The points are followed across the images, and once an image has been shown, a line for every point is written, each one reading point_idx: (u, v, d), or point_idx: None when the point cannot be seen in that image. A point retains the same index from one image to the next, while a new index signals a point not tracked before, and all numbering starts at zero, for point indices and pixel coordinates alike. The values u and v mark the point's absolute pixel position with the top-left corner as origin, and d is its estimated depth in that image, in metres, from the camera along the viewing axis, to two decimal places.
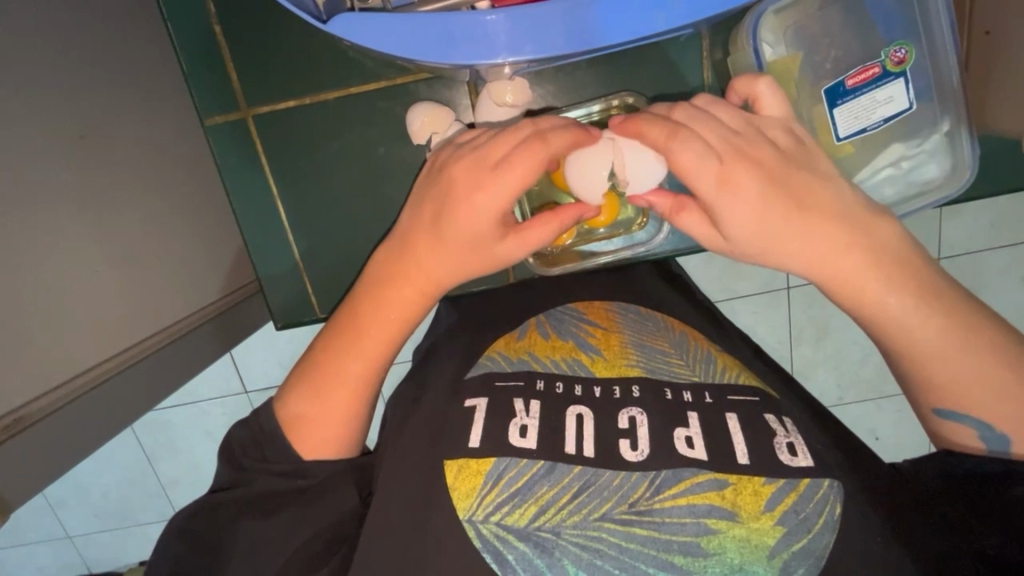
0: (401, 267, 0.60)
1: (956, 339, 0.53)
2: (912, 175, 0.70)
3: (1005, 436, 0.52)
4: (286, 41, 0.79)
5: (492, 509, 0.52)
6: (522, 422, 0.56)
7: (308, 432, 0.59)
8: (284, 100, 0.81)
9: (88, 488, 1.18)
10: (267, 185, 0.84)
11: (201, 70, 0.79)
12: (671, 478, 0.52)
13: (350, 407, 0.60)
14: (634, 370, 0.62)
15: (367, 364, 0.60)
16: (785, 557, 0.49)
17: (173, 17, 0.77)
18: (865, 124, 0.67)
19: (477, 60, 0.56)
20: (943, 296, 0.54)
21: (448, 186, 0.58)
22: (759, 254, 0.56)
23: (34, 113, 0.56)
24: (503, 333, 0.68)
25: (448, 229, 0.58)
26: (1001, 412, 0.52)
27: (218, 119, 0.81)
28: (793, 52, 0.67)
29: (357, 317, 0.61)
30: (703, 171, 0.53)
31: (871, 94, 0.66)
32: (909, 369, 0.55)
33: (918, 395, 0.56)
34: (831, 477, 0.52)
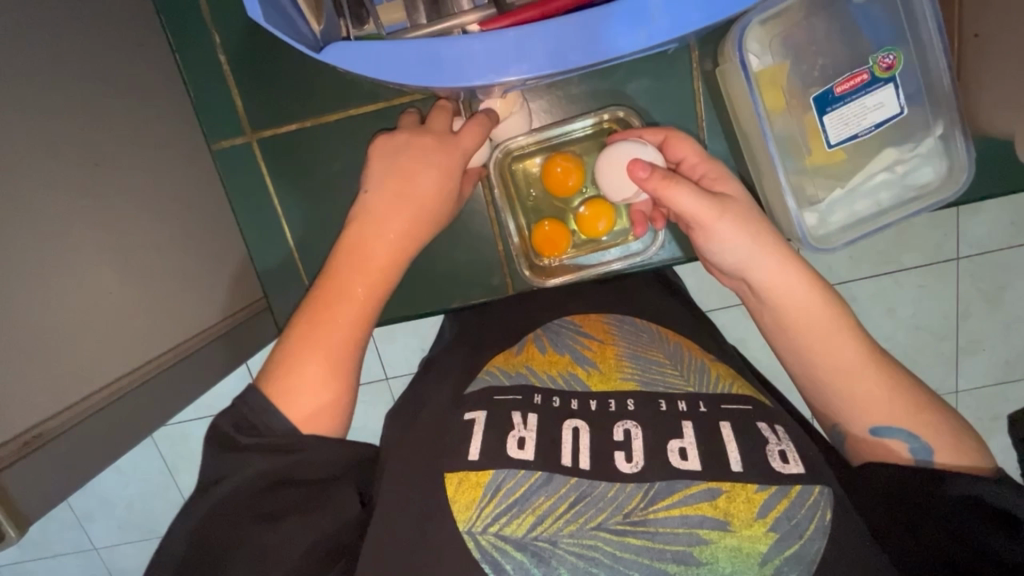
0: (387, 236, 0.66)
1: (880, 367, 0.58)
2: (908, 178, 0.69)
3: (929, 447, 0.55)
4: (292, 68, 0.83)
5: (490, 520, 0.53)
6: (519, 435, 0.58)
7: (303, 393, 0.60)
8: (287, 123, 0.85)
9: (114, 501, 1.22)
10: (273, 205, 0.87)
11: (211, 99, 0.84)
12: (665, 489, 0.53)
13: (337, 366, 0.62)
14: (629, 383, 0.63)
15: (365, 311, 0.65)
16: (778, 563, 0.50)
17: (182, 49, 0.82)
18: (856, 130, 0.67)
19: (465, 82, 0.58)
20: (883, 355, 0.60)
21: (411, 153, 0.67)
22: (750, 227, 0.60)
23: (53, 147, 0.59)
24: (501, 348, 0.70)
25: (411, 199, 0.66)
26: (925, 422, 0.56)
27: (225, 144, 0.85)
28: (780, 62, 0.68)
29: (343, 285, 0.65)
30: (688, 154, 0.68)
31: (862, 100, 0.66)
32: (864, 377, 0.58)
33: (852, 417, 0.59)
34: (822, 483, 0.53)
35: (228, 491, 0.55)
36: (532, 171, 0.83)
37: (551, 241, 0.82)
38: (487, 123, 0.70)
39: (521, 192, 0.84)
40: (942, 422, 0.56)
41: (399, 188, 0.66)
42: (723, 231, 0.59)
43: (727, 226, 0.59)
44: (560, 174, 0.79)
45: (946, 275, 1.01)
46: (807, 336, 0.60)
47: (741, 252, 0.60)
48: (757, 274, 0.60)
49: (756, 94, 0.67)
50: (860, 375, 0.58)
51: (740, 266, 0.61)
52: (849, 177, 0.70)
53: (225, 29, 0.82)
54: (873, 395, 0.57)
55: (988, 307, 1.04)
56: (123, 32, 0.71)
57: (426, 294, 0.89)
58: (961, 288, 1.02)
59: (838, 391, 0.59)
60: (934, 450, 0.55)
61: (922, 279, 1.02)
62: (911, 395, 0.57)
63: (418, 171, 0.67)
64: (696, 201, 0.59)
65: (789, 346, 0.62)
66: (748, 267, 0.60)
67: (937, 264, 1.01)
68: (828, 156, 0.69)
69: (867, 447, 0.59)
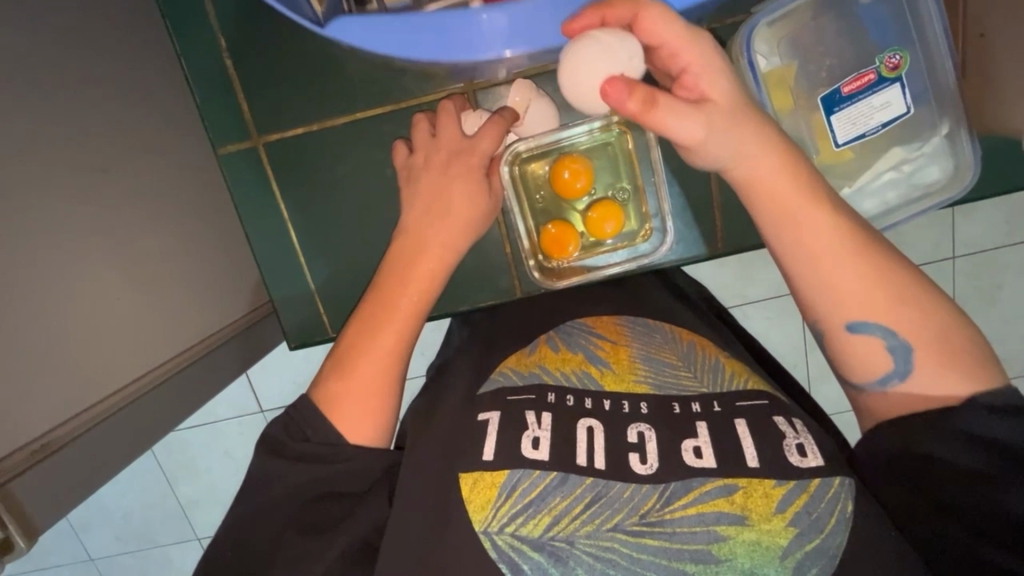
0: (426, 248, 0.66)
1: (856, 251, 0.54)
2: (914, 177, 0.70)
3: (907, 345, 0.53)
4: (296, 70, 0.83)
5: (506, 520, 0.52)
6: (534, 435, 0.57)
7: (350, 398, 0.60)
8: (293, 127, 0.84)
9: (112, 511, 1.21)
10: (277, 209, 0.86)
11: (214, 103, 0.82)
12: (681, 488, 0.53)
13: (380, 382, 0.61)
14: (642, 386, 0.62)
15: (411, 318, 0.64)
16: (798, 557, 0.49)
17: (186, 51, 0.81)
18: (863, 130, 0.68)
19: (473, 57, 0.68)
20: (866, 240, 0.55)
21: (435, 167, 0.68)
22: (743, 145, 0.53)
23: (60, 151, 0.59)
24: (514, 350, 0.69)
25: (443, 209, 0.67)
26: (903, 315, 0.53)
27: (231, 148, 0.84)
28: (787, 63, 0.69)
29: (386, 294, 0.64)
30: (668, 36, 0.54)
31: (868, 100, 0.67)
32: (836, 269, 0.54)
33: (828, 314, 0.55)
34: (841, 474, 0.53)
35: (275, 497, 0.56)
36: (540, 174, 0.83)
37: (557, 244, 0.82)
38: (502, 124, 0.70)
39: (530, 195, 0.84)
40: (923, 309, 0.53)
41: (432, 201, 0.67)
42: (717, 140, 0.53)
43: (708, 144, 0.52)
44: (568, 178, 0.80)
45: (945, 274, 1.02)
46: (781, 232, 0.55)
47: (731, 151, 0.53)
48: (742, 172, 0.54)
49: (765, 95, 0.68)
50: (839, 263, 0.54)
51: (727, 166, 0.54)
52: (857, 176, 0.70)
53: (229, 32, 0.81)
54: (850, 289, 0.54)
55: (986, 304, 1.04)
56: (129, 38, 0.71)
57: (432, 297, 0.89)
58: (960, 287, 1.03)
59: (813, 280, 0.55)
60: (911, 344, 0.53)
61: None
62: (896, 288, 0.54)
63: (449, 187, 0.67)
64: (684, 125, 0.51)
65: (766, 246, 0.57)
66: (735, 163, 0.54)
67: (936, 262, 1.01)
68: (836, 155, 0.70)
69: (845, 349, 0.55)
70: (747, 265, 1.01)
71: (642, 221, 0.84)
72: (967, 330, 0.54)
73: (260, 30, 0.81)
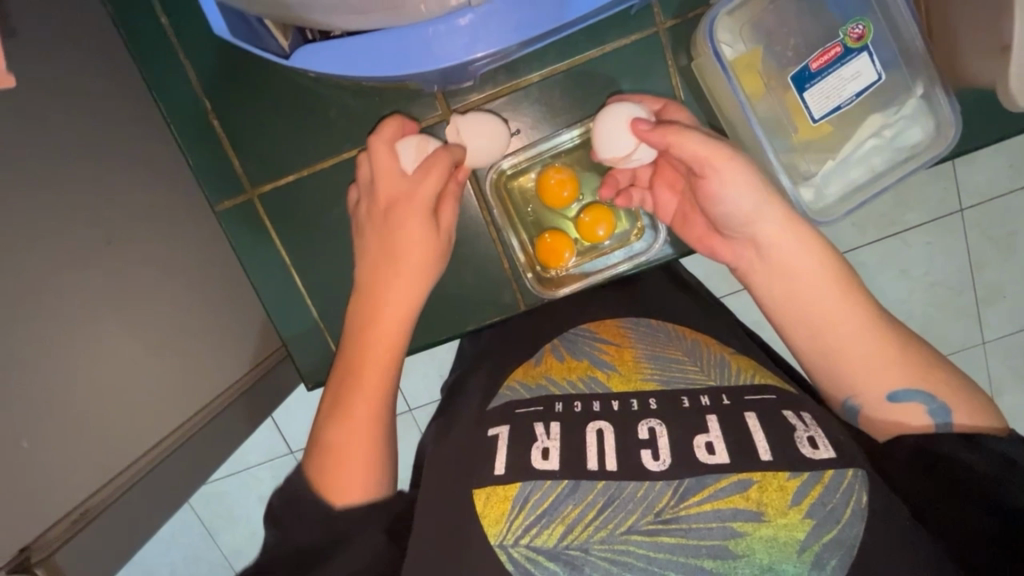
0: (380, 295, 0.70)
1: (881, 327, 0.60)
2: (898, 139, 0.69)
3: (946, 406, 0.56)
4: (281, 120, 0.86)
5: (520, 532, 0.53)
6: (543, 445, 0.58)
7: (336, 454, 0.62)
8: (285, 175, 0.87)
9: (159, 569, 1.24)
10: (280, 255, 0.89)
11: (207, 163, 0.86)
12: (695, 485, 0.53)
13: (365, 429, 0.63)
14: (650, 383, 0.63)
15: (381, 367, 0.67)
16: (817, 550, 0.49)
17: (175, 119, 0.85)
18: (838, 102, 0.67)
19: (439, 62, 0.67)
20: (888, 321, 0.61)
21: (382, 212, 0.72)
22: (756, 185, 0.60)
23: (69, 223, 0.61)
24: (521, 363, 0.70)
25: (394, 249, 0.70)
26: (937, 383, 0.57)
27: (228, 205, 0.87)
28: (753, 48, 0.70)
29: (351, 350, 0.68)
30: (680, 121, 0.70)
31: (839, 73, 0.66)
32: (867, 338, 0.60)
33: (867, 382, 0.59)
34: (854, 466, 0.52)
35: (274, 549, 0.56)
36: (529, 186, 0.85)
37: (553, 251, 0.84)
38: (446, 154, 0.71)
39: (520, 209, 0.86)
40: (957, 384, 0.58)
41: (385, 243, 0.71)
42: (734, 178, 0.59)
43: (730, 183, 0.59)
44: (555, 186, 0.82)
45: (953, 227, 1.00)
46: (808, 299, 0.61)
47: (746, 202, 0.60)
48: (766, 225, 0.61)
49: (736, 82, 0.68)
50: (864, 331, 0.60)
51: (747, 220, 0.61)
52: (839, 147, 0.70)
53: (213, 95, 0.85)
54: (880, 355, 0.59)
55: (1002, 250, 1.02)
56: (120, 109, 0.74)
57: (436, 322, 0.90)
58: (971, 239, 1.00)
59: (847, 338, 0.60)
60: (951, 408, 0.56)
61: (930, 236, 1.00)
62: (919, 360, 0.59)
63: (398, 226, 0.70)
64: (706, 147, 0.59)
65: (791, 314, 0.63)
66: (753, 215, 0.60)
67: (942, 218, 0.99)
68: (815, 130, 0.70)
69: (885, 415, 0.59)
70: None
71: (633, 219, 0.85)
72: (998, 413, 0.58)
73: (245, 88, 0.85)
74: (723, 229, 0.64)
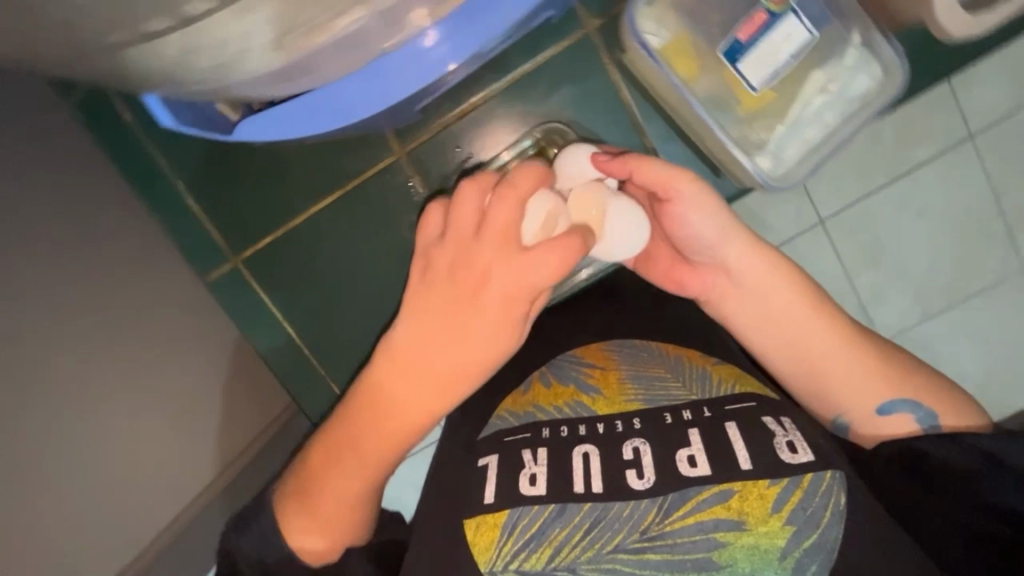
0: (424, 396, 0.56)
1: (853, 343, 0.62)
2: (846, 91, 0.75)
3: (933, 412, 0.60)
4: (254, 180, 0.85)
5: (509, 558, 0.55)
6: (530, 471, 0.59)
7: (311, 517, 0.59)
8: (264, 237, 0.86)
9: None
10: (272, 312, 0.88)
11: (186, 231, 0.84)
12: (678, 500, 0.53)
13: (350, 497, 0.59)
14: (634, 404, 0.62)
15: (387, 454, 0.58)
16: (797, 556, 0.50)
17: (151, 200, 0.83)
18: (774, 66, 0.73)
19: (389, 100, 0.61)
20: (856, 334, 0.63)
21: (461, 289, 0.54)
22: (715, 207, 0.61)
23: (56, 262, 0.59)
24: (508, 389, 0.69)
25: (466, 342, 0.55)
26: (921, 391, 0.61)
27: (215, 275, 0.85)
28: (678, 32, 0.76)
29: (359, 437, 0.58)
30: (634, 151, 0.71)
31: (769, 39, 0.71)
32: (842, 355, 0.62)
33: (857, 403, 0.62)
34: (832, 467, 0.53)
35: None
36: None
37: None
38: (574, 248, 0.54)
39: None
40: (929, 385, 0.62)
41: (448, 332, 0.55)
42: (693, 201, 0.61)
43: (694, 211, 0.61)
44: None
45: (964, 157, 0.96)
46: (783, 325, 0.63)
47: (708, 227, 0.62)
48: (733, 253, 0.62)
49: (666, 69, 0.73)
50: (839, 351, 0.62)
51: (714, 244, 0.62)
52: (787, 110, 0.76)
53: (187, 172, 0.84)
54: (858, 370, 0.62)
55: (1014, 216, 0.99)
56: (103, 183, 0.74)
57: None
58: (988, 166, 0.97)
59: (827, 359, 0.62)
60: (937, 413, 0.60)
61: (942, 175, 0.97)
62: (891, 368, 0.62)
63: (472, 317, 0.54)
64: (664, 168, 0.60)
65: (762, 338, 0.64)
66: (719, 238, 0.62)
67: (953, 147, 0.96)
68: (756, 99, 0.76)
69: (878, 428, 0.62)
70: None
71: None
72: (978, 409, 0.62)
73: (221, 156, 0.84)
74: (690, 254, 0.64)
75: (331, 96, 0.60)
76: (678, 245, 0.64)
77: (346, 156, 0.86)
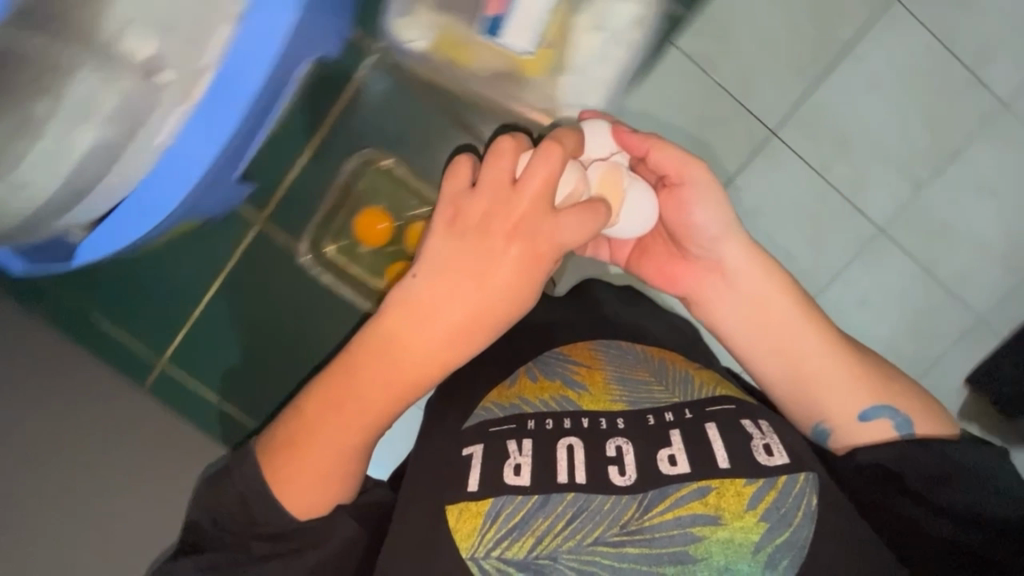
0: (437, 346, 0.55)
1: (835, 349, 0.66)
2: (614, 24, 0.86)
3: (909, 420, 0.63)
4: (106, 309, 0.97)
5: (491, 545, 0.56)
6: (515, 462, 0.60)
7: (304, 468, 0.58)
8: (173, 338, 0.98)
9: None
10: (206, 393, 1.00)
11: (108, 353, 0.97)
12: (657, 495, 0.55)
13: (343, 450, 0.58)
14: (618, 404, 0.64)
15: (391, 405, 0.57)
16: (769, 551, 0.53)
17: (72, 332, 0.95)
18: (535, 27, 0.80)
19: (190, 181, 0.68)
20: (836, 341, 0.67)
21: (486, 241, 0.55)
22: (718, 202, 0.66)
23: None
24: (494, 383, 0.69)
25: (482, 295, 0.55)
26: (899, 397, 0.64)
27: (155, 377, 0.99)
28: (447, 24, 0.82)
29: (364, 385, 0.57)
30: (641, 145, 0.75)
31: (520, 7, 0.78)
32: (823, 359, 0.66)
33: (838, 408, 0.65)
34: (805, 470, 0.56)
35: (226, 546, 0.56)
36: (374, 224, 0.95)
37: (365, 220, 0.95)
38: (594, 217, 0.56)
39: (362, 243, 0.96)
40: (908, 392, 0.65)
41: (470, 283, 0.55)
42: (698, 193, 0.65)
43: (698, 203, 0.65)
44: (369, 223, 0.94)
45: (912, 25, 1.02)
46: (774, 327, 0.67)
47: (711, 220, 0.66)
48: (728, 251, 0.67)
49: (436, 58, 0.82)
50: (820, 356, 0.66)
51: (716, 237, 0.66)
52: (574, 57, 0.86)
53: (71, 294, 0.96)
54: (837, 375, 0.66)
55: (940, 156, 1.06)
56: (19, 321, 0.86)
57: None
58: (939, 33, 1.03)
59: (811, 360, 0.66)
60: (913, 421, 0.63)
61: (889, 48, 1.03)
62: (869, 376, 0.66)
63: (496, 270, 0.55)
64: (673, 159, 0.65)
65: (751, 338, 0.68)
66: (719, 229, 0.66)
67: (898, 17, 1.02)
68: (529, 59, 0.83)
69: (859, 433, 0.64)
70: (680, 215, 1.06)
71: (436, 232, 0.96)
72: (951, 421, 0.65)
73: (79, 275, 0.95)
74: (691, 249, 0.68)
75: (130, 203, 0.69)
76: (680, 239, 0.68)
77: (205, 246, 0.97)
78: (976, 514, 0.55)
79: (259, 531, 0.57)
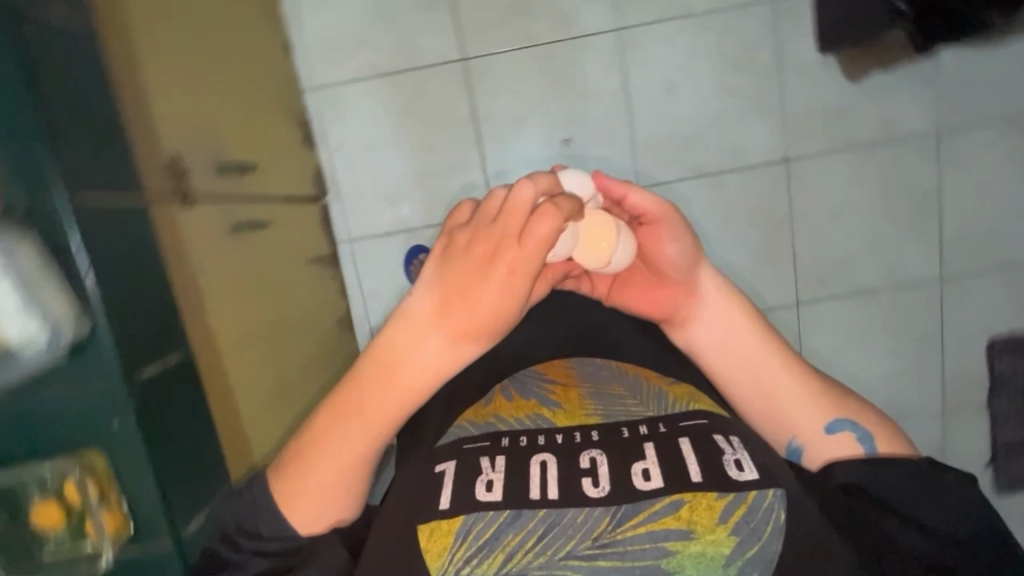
0: (429, 361, 0.55)
1: (797, 369, 0.68)
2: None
3: (870, 434, 0.64)
4: None
5: (461, 563, 0.54)
6: (487, 478, 0.59)
7: (309, 485, 0.58)
8: None
9: None
10: None
11: None
12: (631, 510, 0.55)
13: (343, 467, 0.58)
14: (593, 418, 0.64)
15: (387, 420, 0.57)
16: (740, 565, 0.52)
17: None
18: None
19: None
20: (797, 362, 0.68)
21: (467, 262, 0.54)
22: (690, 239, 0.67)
23: None
24: (472, 403, 0.70)
25: (466, 312, 0.54)
26: (860, 412, 0.66)
27: None
28: None
29: (362, 404, 0.57)
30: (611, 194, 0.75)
31: None
32: (785, 375, 0.67)
33: (806, 422, 0.66)
34: (776, 486, 0.56)
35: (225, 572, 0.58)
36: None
37: None
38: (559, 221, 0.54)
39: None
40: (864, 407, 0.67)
41: (455, 303, 0.54)
42: (673, 230, 0.67)
43: (672, 241, 0.67)
44: None
45: None
46: (742, 347, 0.68)
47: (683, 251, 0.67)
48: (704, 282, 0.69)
49: None
50: (784, 374, 0.67)
51: (690, 267, 0.68)
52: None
53: None
54: (799, 393, 0.67)
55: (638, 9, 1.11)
56: None
57: None
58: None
59: (776, 376, 0.67)
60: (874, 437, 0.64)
61: None
62: (832, 394, 0.67)
63: (478, 288, 0.54)
64: (649, 200, 0.66)
65: (724, 362, 0.69)
66: (692, 262, 0.68)
67: None
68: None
69: (825, 449, 0.65)
70: (374, 108, 1.17)
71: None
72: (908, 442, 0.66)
73: None
74: (670, 278, 0.68)
75: None
76: (658, 273, 0.69)
77: None
78: (917, 525, 0.58)
79: (258, 549, 0.58)
